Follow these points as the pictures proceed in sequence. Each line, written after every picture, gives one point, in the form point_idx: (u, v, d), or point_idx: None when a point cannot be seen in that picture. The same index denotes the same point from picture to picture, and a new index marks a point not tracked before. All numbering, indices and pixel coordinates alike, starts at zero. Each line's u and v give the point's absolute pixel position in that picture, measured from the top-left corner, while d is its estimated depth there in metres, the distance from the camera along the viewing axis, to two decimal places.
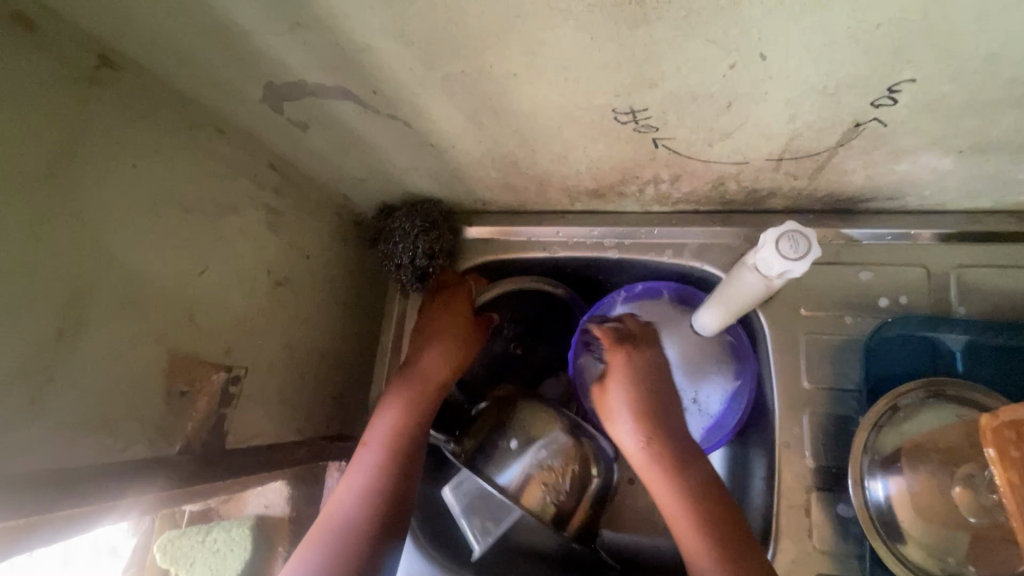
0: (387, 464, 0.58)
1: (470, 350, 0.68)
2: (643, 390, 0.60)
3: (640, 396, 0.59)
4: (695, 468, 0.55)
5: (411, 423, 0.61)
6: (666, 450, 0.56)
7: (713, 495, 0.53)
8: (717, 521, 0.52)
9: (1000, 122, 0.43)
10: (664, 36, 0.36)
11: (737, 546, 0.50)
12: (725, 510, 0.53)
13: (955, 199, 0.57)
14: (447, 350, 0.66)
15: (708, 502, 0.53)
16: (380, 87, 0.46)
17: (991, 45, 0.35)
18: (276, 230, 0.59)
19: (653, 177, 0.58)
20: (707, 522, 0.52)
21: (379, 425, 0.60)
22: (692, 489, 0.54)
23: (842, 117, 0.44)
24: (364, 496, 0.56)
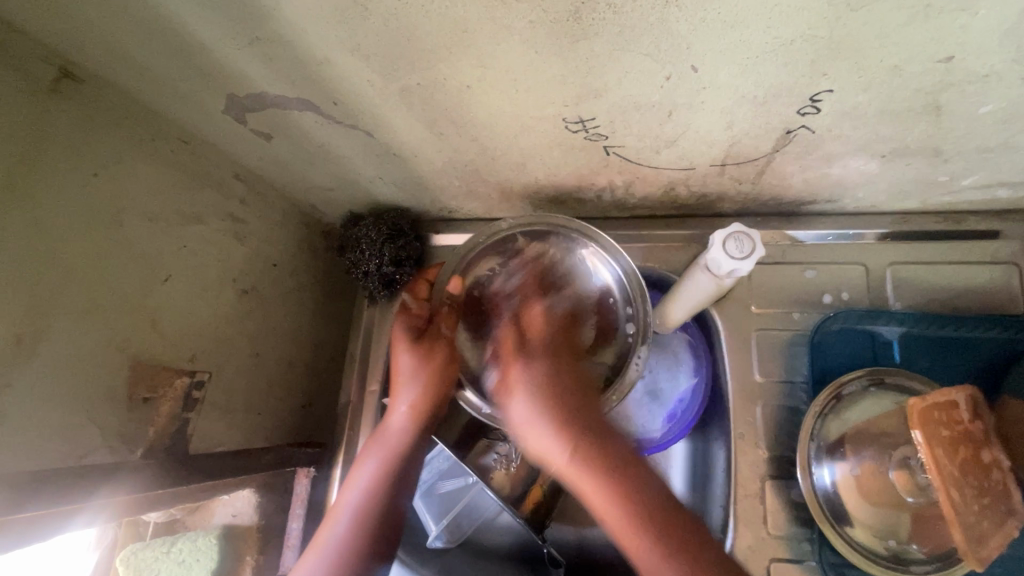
0: (375, 494, 0.56)
1: (434, 373, 0.58)
2: (550, 393, 0.53)
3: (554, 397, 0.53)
4: (591, 444, 0.50)
5: (395, 446, 0.58)
6: (553, 426, 0.51)
7: (619, 474, 0.49)
8: (637, 510, 0.47)
9: (914, 129, 0.47)
10: (605, 50, 0.39)
11: (674, 547, 0.46)
12: (646, 498, 0.48)
13: (886, 201, 0.62)
14: (410, 377, 0.59)
15: (624, 491, 0.48)
16: (341, 98, 0.48)
17: (896, 60, 0.39)
18: (241, 239, 0.60)
19: (608, 183, 0.61)
20: (629, 510, 0.47)
21: (366, 462, 0.58)
22: (596, 472, 0.49)
23: (774, 125, 0.47)
24: (358, 531, 0.54)
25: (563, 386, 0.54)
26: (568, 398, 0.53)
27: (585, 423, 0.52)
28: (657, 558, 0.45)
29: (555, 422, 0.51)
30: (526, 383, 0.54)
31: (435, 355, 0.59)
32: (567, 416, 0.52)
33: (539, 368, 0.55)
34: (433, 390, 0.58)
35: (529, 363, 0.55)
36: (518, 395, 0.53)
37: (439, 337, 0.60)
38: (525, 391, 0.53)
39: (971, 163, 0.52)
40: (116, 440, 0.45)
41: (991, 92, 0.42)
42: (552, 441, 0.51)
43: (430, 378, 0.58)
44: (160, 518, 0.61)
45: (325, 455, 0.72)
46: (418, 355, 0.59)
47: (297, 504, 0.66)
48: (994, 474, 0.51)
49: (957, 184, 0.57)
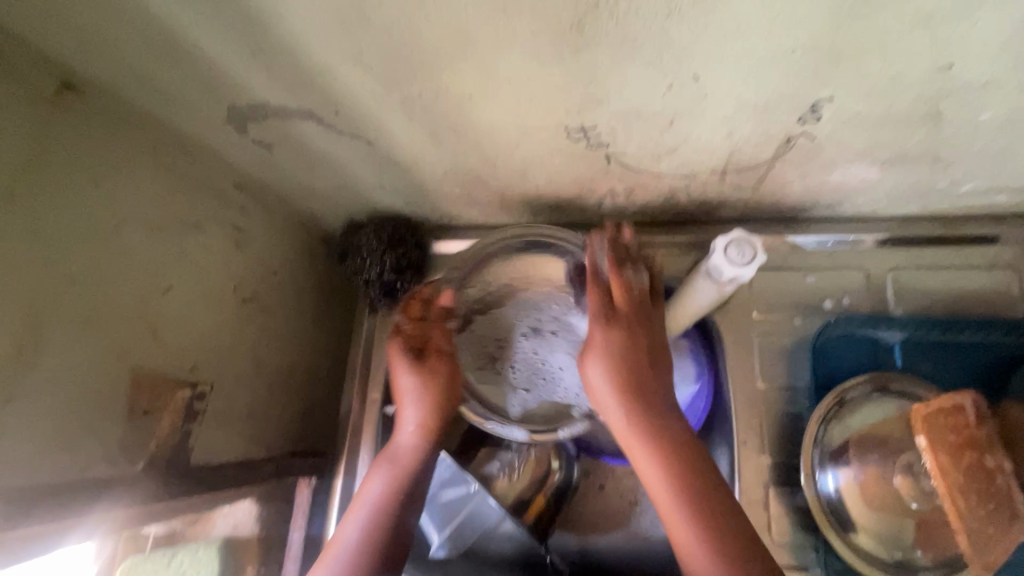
0: (386, 508, 0.55)
1: (434, 389, 0.58)
2: (629, 367, 0.50)
3: (622, 368, 0.51)
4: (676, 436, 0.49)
5: (406, 462, 0.58)
6: (621, 389, 0.50)
7: (677, 463, 0.48)
8: (684, 497, 0.46)
9: (913, 136, 0.47)
10: (606, 59, 0.39)
11: (720, 544, 0.44)
12: (694, 489, 0.47)
13: (885, 207, 0.62)
14: (412, 394, 0.58)
15: (679, 485, 0.47)
16: (343, 108, 0.48)
17: (897, 69, 0.39)
18: (242, 248, 0.59)
19: (608, 191, 0.62)
20: (684, 505, 0.46)
21: (372, 482, 0.57)
22: (661, 458, 0.48)
23: (775, 133, 0.48)
24: (370, 539, 0.54)
25: (645, 364, 0.51)
26: (642, 367, 0.51)
27: (647, 406, 0.50)
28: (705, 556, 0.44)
29: (617, 390, 0.50)
30: (607, 358, 0.51)
31: (437, 369, 0.58)
32: (631, 394, 0.50)
33: (624, 335, 0.52)
34: (439, 405, 0.58)
35: (615, 336, 0.51)
36: (594, 365, 0.51)
37: (438, 354, 0.59)
38: (611, 370, 0.51)
39: (971, 169, 0.53)
40: (117, 452, 0.45)
41: (990, 100, 0.42)
42: (621, 422, 0.50)
43: (433, 395, 0.58)
44: (161, 531, 0.56)
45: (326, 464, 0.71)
46: (416, 373, 0.58)
47: (298, 514, 0.67)
48: (998, 479, 0.51)
49: (955, 190, 0.57)
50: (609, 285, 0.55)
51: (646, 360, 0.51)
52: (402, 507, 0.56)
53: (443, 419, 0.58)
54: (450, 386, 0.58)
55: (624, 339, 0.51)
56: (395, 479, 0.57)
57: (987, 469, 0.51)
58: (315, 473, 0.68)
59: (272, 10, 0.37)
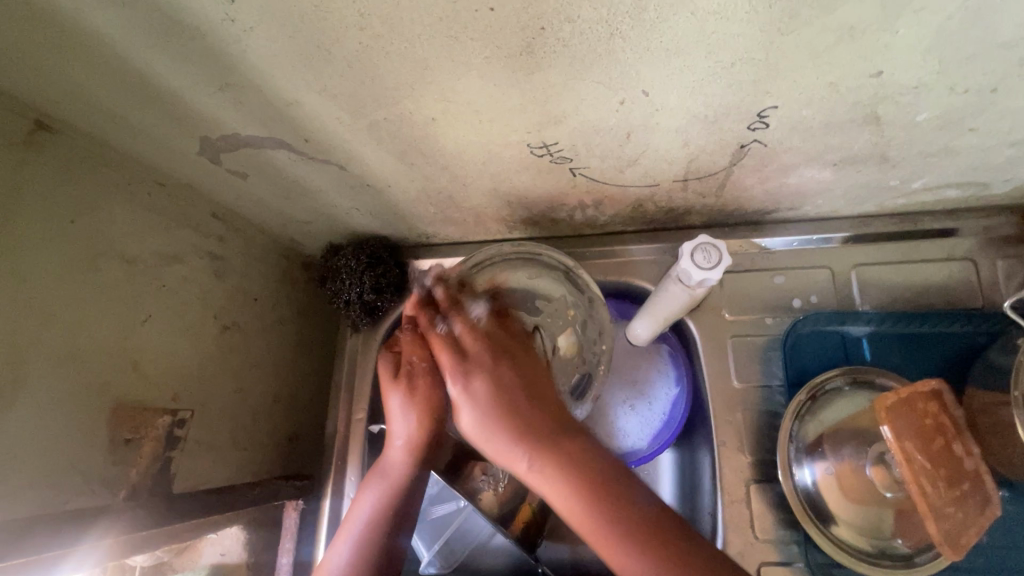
0: (374, 528, 0.56)
1: (426, 409, 0.55)
2: (493, 402, 0.46)
3: (482, 390, 0.46)
4: (459, 393, 0.47)
5: (395, 480, 0.57)
6: (508, 442, 0.45)
7: (552, 446, 0.44)
8: (561, 461, 0.43)
9: (859, 138, 0.50)
10: (559, 80, 0.41)
11: (625, 526, 0.41)
12: (565, 475, 0.43)
13: (844, 206, 0.64)
14: (408, 412, 0.55)
15: (555, 475, 0.43)
16: (310, 134, 0.49)
17: (830, 78, 0.41)
18: (221, 276, 0.61)
19: (578, 204, 0.64)
20: (552, 481, 0.43)
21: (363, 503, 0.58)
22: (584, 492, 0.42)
23: (728, 141, 0.50)
24: (370, 540, 0.56)
25: (519, 397, 0.46)
26: (507, 408, 0.46)
27: (511, 409, 0.45)
28: (595, 529, 0.42)
29: (514, 446, 0.44)
30: (472, 399, 0.46)
31: (435, 388, 0.55)
32: (529, 430, 0.45)
33: (477, 380, 0.47)
34: (424, 421, 0.55)
35: (478, 429, 0.46)
36: (461, 408, 0.47)
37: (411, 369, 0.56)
38: (476, 410, 0.46)
39: (918, 167, 0.55)
40: (99, 482, 0.46)
41: (924, 102, 0.44)
42: (484, 428, 0.46)
43: (424, 409, 0.55)
44: (150, 561, 0.53)
45: (313, 487, 0.71)
46: (406, 393, 0.56)
47: (287, 537, 0.66)
48: (967, 464, 0.54)
49: (907, 187, 0.60)
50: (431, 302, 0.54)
51: (495, 397, 0.46)
52: (400, 516, 0.57)
53: (432, 433, 0.56)
54: (439, 399, 0.55)
55: (482, 356, 0.48)
56: (391, 494, 0.57)
57: (953, 455, 0.54)
58: (302, 495, 0.69)
59: (234, 48, 0.38)
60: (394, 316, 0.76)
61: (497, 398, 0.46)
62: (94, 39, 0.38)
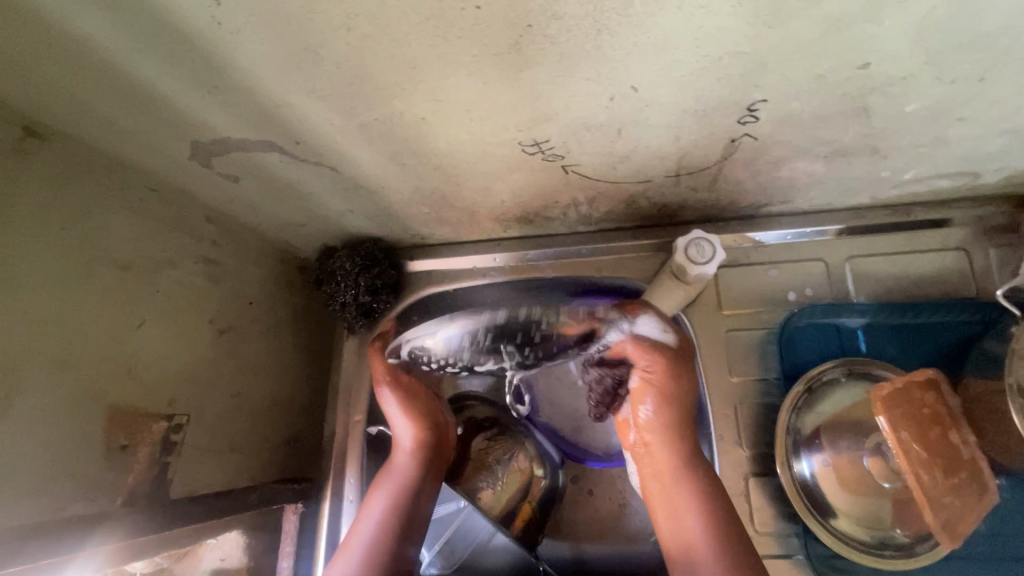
0: (383, 531, 0.56)
1: (420, 415, 0.63)
2: (681, 420, 0.56)
3: (676, 412, 0.56)
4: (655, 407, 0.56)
5: (402, 480, 0.60)
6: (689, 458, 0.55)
7: (699, 472, 0.55)
8: (694, 471, 0.55)
9: (849, 130, 0.50)
10: (549, 77, 0.41)
11: (725, 530, 0.51)
12: (699, 478, 0.54)
13: (837, 198, 0.65)
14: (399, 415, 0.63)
15: (693, 476, 0.54)
16: (301, 136, 0.49)
17: (818, 70, 0.41)
18: (216, 280, 0.61)
19: (571, 201, 0.64)
20: (687, 482, 0.54)
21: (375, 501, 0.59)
22: (703, 503, 0.53)
23: (719, 135, 0.50)
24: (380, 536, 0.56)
25: (688, 427, 0.57)
26: (678, 430, 0.56)
27: (680, 431, 0.56)
28: (701, 525, 0.52)
29: (684, 455, 0.55)
30: (659, 407, 0.56)
31: (420, 395, 0.65)
32: (688, 446, 0.56)
33: (663, 392, 0.55)
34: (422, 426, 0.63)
35: (655, 434, 0.56)
36: (647, 410, 0.56)
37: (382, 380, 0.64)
38: (664, 420, 0.56)
39: (909, 157, 0.56)
40: (95, 488, 0.45)
41: (912, 92, 0.45)
42: (667, 436, 0.56)
43: (415, 413, 0.63)
44: (147, 568, 0.51)
45: (312, 489, 0.71)
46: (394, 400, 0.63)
47: (287, 541, 0.66)
48: (964, 452, 0.54)
49: (898, 178, 0.60)
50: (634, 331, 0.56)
51: (673, 419, 0.56)
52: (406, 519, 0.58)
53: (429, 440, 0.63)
54: (427, 407, 0.65)
55: (686, 378, 0.56)
56: (393, 494, 0.59)
57: (949, 443, 0.54)
58: (302, 498, 0.69)
59: (222, 51, 0.38)
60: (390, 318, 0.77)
61: (682, 419, 0.56)
62: (81, 45, 0.38)
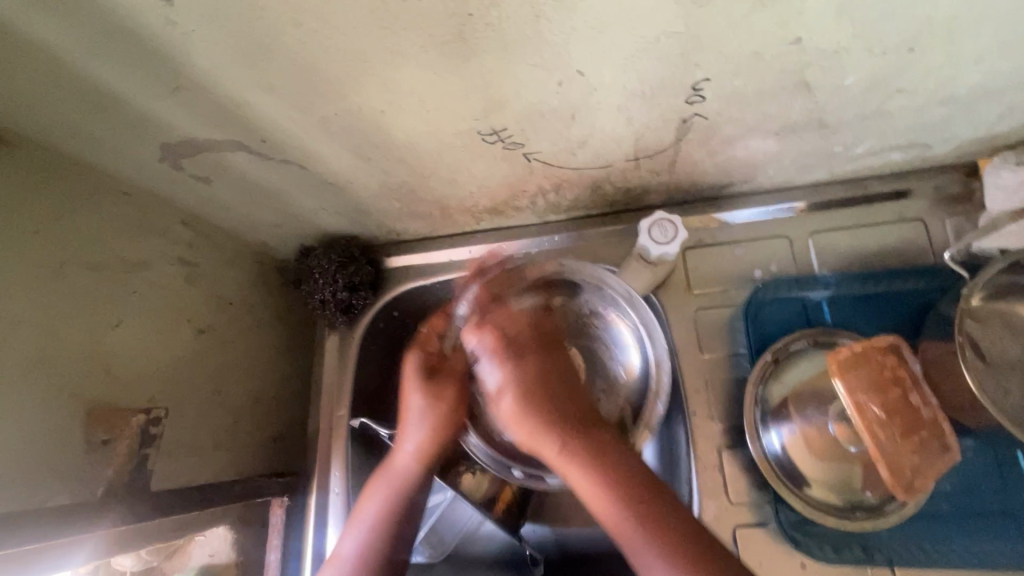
0: (384, 527, 0.57)
1: (442, 416, 0.61)
2: (536, 386, 0.54)
3: (532, 380, 0.54)
4: (511, 390, 0.54)
5: (403, 481, 0.59)
6: (546, 429, 0.51)
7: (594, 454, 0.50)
8: (593, 463, 0.49)
9: (794, 106, 0.52)
10: (495, 65, 0.43)
11: (677, 536, 0.46)
12: (608, 470, 0.49)
13: (795, 175, 0.67)
14: (420, 420, 0.60)
15: (597, 469, 0.49)
16: (265, 134, 0.50)
17: (752, 47, 0.43)
18: (194, 282, 0.62)
19: (538, 189, 0.66)
20: (588, 470, 0.49)
21: (370, 501, 0.59)
22: (612, 494, 0.48)
23: (670, 116, 0.52)
24: (377, 532, 0.57)
25: (558, 387, 0.55)
26: (546, 401, 0.53)
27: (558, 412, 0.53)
28: (638, 535, 0.46)
29: (553, 436, 0.51)
30: (516, 388, 0.54)
31: (445, 396, 0.62)
32: (540, 422, 0.52)
33: (520, 371, 0.55)
34: (439, 431, 0.60)
35: (566, 434, 0.51)
36: (507, 395, 0.54)
37: (449, 380, 0.63)
38: (518, 403, 0.53)
39: (858, 131, 0.58)
40: (77, 482, 0.47)
41: (847, 65, 0.47)
42: (528, 414, 0.52)
43: (438, 421, 0.61)
44: (138, 566, 0.53)
45: (298, 483, 0.73)
46: (429, 400, 0.61)
47: (275, 534, 0.68)
48: (924, 413, 0.55)
49: (851, 152, 0.62)
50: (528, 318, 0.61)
51: (539, 399, 0.53)
52: (402, 519, 0.58)
53: (443, 443, 0.61)
54: (450, 416, 0.61)
55: (527, 367, 0.55)
56: (393, 495, 0.58)
57: (910, 405, 0.55)
58: (288, 492, 0.70)
59: (179, 52, 0.40)
60: (370, 313, 0.78)
61: (539, 391, 0.54)
62: (42, 52, 0.39)
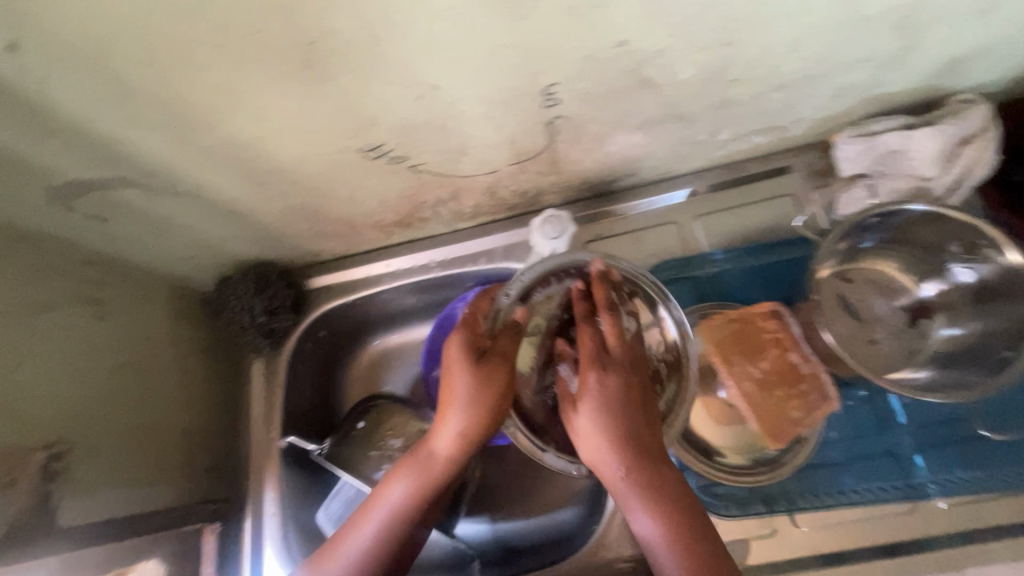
0: (401, 517, 0.56)
1: (490, 399, 0.53)
2: (615, 419, 0.49)
3: (614, 422, 0.49)
4: (591, 420, 0.49)
5: (433, 471, 0.56)
6: (616, 451, 0.49)
7: (650, 477, 0.48)
8: (645, 486, 0.48)
9: (644, 101, 0.57)
10: (352, 86, 0.47)
11: (700, 553, 0.47)
12: (665, 489, 0.48)
13: (674, 165, 0.73)
14: (458, 406, 0.53)
15: (656, 496, 0.48)
16: (149, 168, 0.53)
17: (585, 52, 0.48)
18: (104, 318, 0.63)
19: (436, 199, 0.70)
20: (648, 498, 0.48)
21: (395, 489, 0.56)
22: (662, 517, 0.48)
23: (534, 120, 0.57)
24: (394, 523, 0.56)
25: (634, 416, 0.50)
26: (640, 406, 0.50)
27: (638, 433, 0.49)
28: (653, 525, 0.48)
29: (618, 464, 0.48)
30: (597, 411, 0.49)
31: (495, 376, 0.54)
32: (615, 446, 0.49)
33: (598, 390, 0.50)
34: (484, 419, 0.53)
35: (629, 457, 0.49)
36: (587, 413, 0.50)
37: (500, 359, 0.55)
38: (600, 427, 0.49)
39: (715, 119, 0.64)
40: None
41: (678, 62, 0.52)
42: (599, 439, 0.49)
43: (474, 407, 0.53)
44: None
45: (229, 510, 0.73)
46: (477, 378, 0.53)
47: (207, 562, 0.68)
48: (804, 369, 0.62)
49: (717, 139, 0.68)
50: (598, 330, 0.54)
51: (635, 416, 0.50)
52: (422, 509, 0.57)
53: (484, 433, 0.54)
54: (494, 400, 0.53)
55: (615, 386, 0.50)
56: (417, 486, 0.56)
57: (789, 364, 0.62)
58: (218, 519, 0.71)
59: (42, 94, 0.42)
60: (293, 335, 0.80)
61: (626, 426, 0.49)
62: None
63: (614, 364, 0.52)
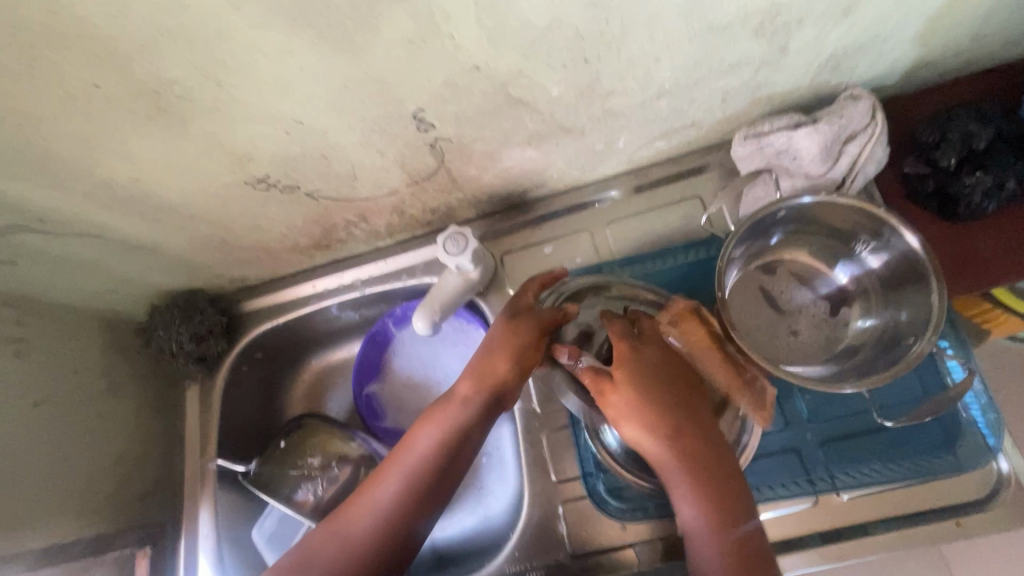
0: (426, 470, 0.59)
1: (521, 353, 0.60)
2: (656, 391, 0.57)
3: (655, 394, 0.56)
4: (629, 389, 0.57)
5: (455, 420, 0.61)
6: (659, 419, 0.56)
7: (694, 447, 0.55)
8: (685, 455, 0.55)
9: (523, 119, 0.59)
10: (213, 127, 0.48)
11: (723, 510, 0.53)
12: (702, 459, 0.55)
13: (580, 174, 0.74)
14: (501, 350, 0.61)
15: (695, 461, 0.54)
16: (40, 213, 0.55)
17: (441, 79, 0.50)
18: (23, 356, 0.65)
19: (346, 221, 0.71)
20: (691, 468, 0.54)
21: (425, 435, 0.60)
22: (693, 482, 0.54)
23: (416, 144, 0.58)
24: (416, 478, 0.59)
25: (672, 390, 0.57)
26: (675, 387, 0.57)
27: (682, 410, 0.56)
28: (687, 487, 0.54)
29: (658, 433, 0.56)
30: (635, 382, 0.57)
31: (526, 331, 0.61)
32: (658, 419, 0.56)
33: (638, 364, 0.57)
34: (514, 361, 0.60)
35: (667, 423, 0.56)
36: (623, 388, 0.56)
37: (531, 321, 0.62)
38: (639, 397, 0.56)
39: (605, 129, 0.65)
40: None
41: (542, 80, 0.53)
42: (638, 409, 0.56)
43: (512, 350, 0.61)
44: None
45: (164, 531, 0.76)
46: (513, 332, 0.61)
47: None
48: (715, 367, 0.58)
49: (615, 147, 0.69)
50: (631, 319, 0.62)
51: (672, 388, 0.57)
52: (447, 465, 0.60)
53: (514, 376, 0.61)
54: (529, 348, 0.61)
55: (654, 362, 0.58)
56: (445, 434, 0.60)
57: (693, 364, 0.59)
58: (149, 542, 0.73)
59: None
60: (226, 360, 0.82)
61: (667, 398, 0.57)
62: None
63: (652, 347, 0.59)
